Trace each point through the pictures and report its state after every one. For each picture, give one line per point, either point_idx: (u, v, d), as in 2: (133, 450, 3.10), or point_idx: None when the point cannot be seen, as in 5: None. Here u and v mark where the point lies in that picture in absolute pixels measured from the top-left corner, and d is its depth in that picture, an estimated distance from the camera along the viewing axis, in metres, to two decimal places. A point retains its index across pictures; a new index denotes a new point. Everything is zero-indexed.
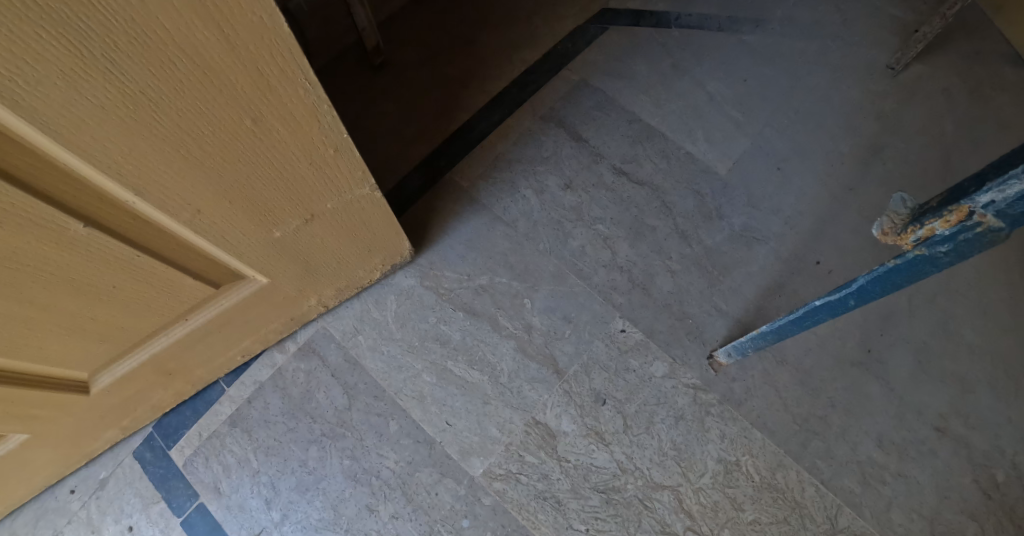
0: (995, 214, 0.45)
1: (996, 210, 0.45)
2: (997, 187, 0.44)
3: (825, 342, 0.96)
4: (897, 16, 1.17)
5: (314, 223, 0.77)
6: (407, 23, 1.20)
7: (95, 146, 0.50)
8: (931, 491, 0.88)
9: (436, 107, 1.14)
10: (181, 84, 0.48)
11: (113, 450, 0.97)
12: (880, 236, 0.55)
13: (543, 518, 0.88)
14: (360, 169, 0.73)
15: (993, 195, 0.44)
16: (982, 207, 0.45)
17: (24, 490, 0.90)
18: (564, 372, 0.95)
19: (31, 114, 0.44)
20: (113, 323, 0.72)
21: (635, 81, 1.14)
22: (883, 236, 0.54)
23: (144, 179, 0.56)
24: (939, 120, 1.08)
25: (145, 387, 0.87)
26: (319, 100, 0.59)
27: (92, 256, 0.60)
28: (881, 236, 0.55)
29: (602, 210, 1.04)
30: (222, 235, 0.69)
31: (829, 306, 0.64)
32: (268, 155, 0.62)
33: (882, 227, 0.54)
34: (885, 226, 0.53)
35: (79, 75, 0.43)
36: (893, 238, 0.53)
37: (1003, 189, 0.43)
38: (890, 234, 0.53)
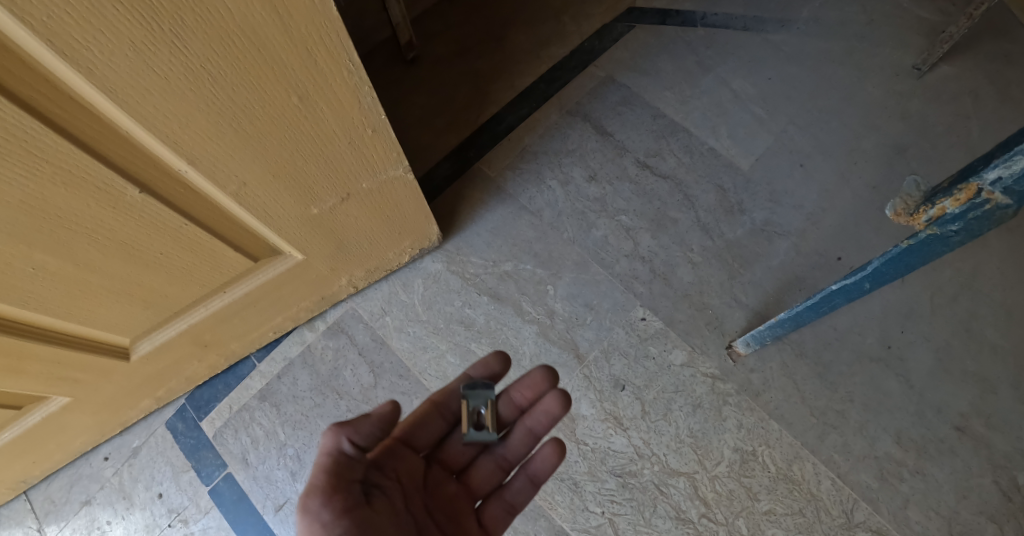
0: (1002, 191, 0.47)
1: (1003, 187, 0.47)
2: (1004, 163, 0.46)
3: (845, 337, 0.97)
4: (924, 17, 1.18)
5: (349, 201, 0.80)
6: (438, 18, 1.24)
7: (155, 116, 0.53)
8: (950, 489, 0.88)
9: (466, 99, 1.17)
10: (238, 60, 0.52)
11: (146, 420, 1.01)
12: (892, 218, 0.57)
13: (560, 500, 0.89)
14: (396, 150, 0.76)
15: (1002, 170, 0.46)
16: (990, 184, 0.47)
17: (61, 454, 0.95)
18: (584, 357, 0.96)
19: (101, 83, 0.48)
20: (157, 291, 0.75)
21: (660, 78, 1.16)
22: (895, 217, 0.56)
23: (198, 150, 0.59)
24: (965, 121, 1.08)
25: (182, 357, 0.91)
26: (361, 82, 0.63)
27: (144, 223, 0.64)
28: (893, 218, 0.57)
29: (626, 202, 1.06)
30: (264, 209, 0.72)
31: (844, 290, 0.66)
32: (312, 133, 0.65)
33: (895, 208, 0.56)
34: (898, 206, 0.56)
35: (148, 48, 0.47)
36: (905, 218, 0.55)
37: (1009, 165, 0.46)
38: (902, 215, 0.56)
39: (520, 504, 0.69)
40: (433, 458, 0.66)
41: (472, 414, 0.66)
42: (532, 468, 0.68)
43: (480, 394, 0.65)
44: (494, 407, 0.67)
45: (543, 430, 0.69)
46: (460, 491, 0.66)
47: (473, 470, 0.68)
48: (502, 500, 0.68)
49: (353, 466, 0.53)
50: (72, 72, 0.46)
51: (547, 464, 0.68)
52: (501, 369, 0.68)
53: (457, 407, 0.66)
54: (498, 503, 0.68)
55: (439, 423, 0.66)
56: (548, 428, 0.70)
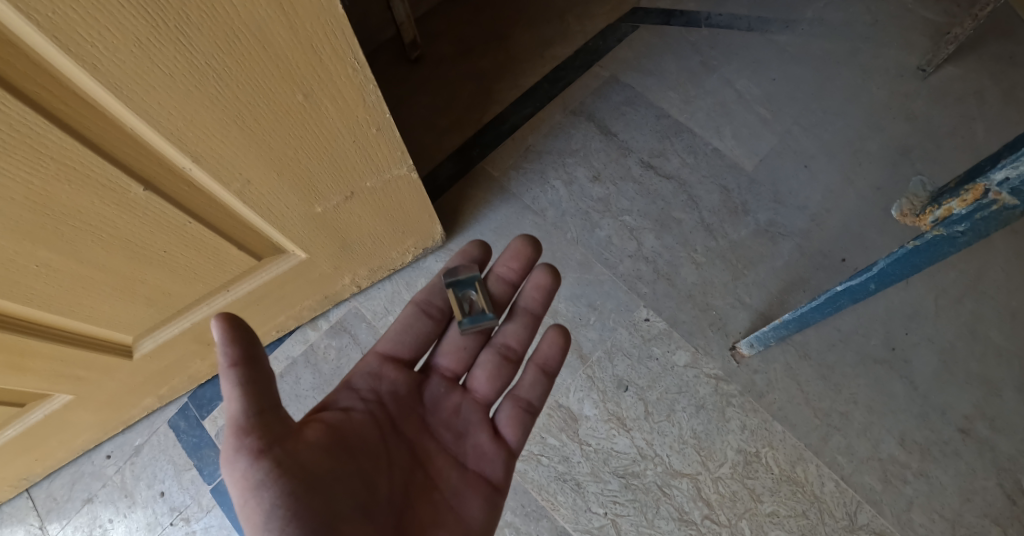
0: (1010, 192, 0.47)
1: (1010, 188, 0.47)
2: (1012, 163, 0.47)
3: (849, 338, 0.96)
4: (929, 18, 1.17)
5: (353, 200, 0.80)
6: (442, 18, 1.24)
7: (160, 112, 0.53)
8: (954, 492, 0.88)
9: (469, 99, 1.17)
10: (243, 57, 0.52)
11: (149, 419, 1.01)
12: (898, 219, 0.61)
13: (563, 500, 0.89)
14: (400, 149, 0.76)
15: (1009, 171, 0.47)
16: (998, 185, 0.47)
17: (63, 452, 0.95)
18: (587, 357, 0.96)
19: (107, 79, 0.48)
20: (160, 289, 0.75)
21: (665, 78, 1.16)
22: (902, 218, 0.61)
23: (202, 147, 0.59)
24: (970, 122, 1.08)
25: (184, 355, 0.91)
26: (366, 80, 0.63)
27: (148, 220, 0.63)
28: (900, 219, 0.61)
29: (629, 202, 1.06)
30: (268, 207, 0.72)
31: (850, 291, 0.66)
32: (316, 131, 0.65)
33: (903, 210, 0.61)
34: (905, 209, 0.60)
35: (153, 45, 0.47)
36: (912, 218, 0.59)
37: (1018, 165, 0.46)
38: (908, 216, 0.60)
39: (538, 400, 0.70)
40: (432, 369, 0.68)
41: (464, 301, 0.70)
42: (541, 352, 0.72)
43: (466, 279, 0.70)
44: (484, 290, 0.71)
45: (541, 309, 0.74)
46: (466, 401, 0.67)
47: (476, 374, 0.70)
48: (517, 397, 0.69)
49: (265, 405, 0.48)
50: (78, 69, 0.46)
51: (553, 347, 0.72)
52: (482, 257, 0.74)
53: (446, 302, 0.70)
54: (512, 402, 0.69)
55: (430, 323, 0.69)
56: (542, 307, 0.74)
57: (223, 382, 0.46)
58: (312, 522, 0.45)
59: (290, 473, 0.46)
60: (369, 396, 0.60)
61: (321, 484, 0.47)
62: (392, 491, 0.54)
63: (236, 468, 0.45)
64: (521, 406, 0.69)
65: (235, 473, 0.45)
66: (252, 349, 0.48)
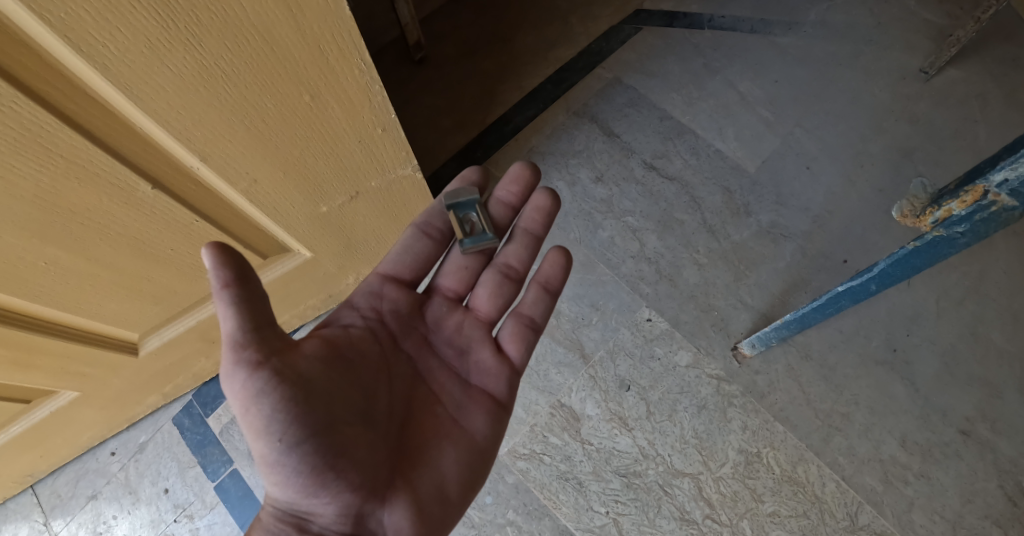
0: (1008, 193, 0.48)
1: (1010, 189, 0.47)
2: (1010, 165, 0.47)
3: (851, 340, 0.97)
4: (932, 21, 1.18)
5: (358, 200, 0.80)
6: (447, 19, 1.25)
7: (169, 113, 0.54)
8: (955, 494, 0.88)
9: (473, 101, 1.18)
10: (252, 58, 0.53)
11: (153, 416, 1.02)
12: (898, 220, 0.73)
13: (564, 499, 0.90)
14: (405, 149, 0.76)
15: (1008, 173, 0.47)
16: (997, 186, 0.48)
17: (68, 449, 0.95)
18: (589, 357, 0.97)
19: (117, 80, 0.48)
20: (166, 286, 0.76)
21: (668, 80, 1.17)
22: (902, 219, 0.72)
23: (210, 147, 0.60)
24: (972, 124, 1.08)
25: (189, 353, 0.92)
26: (372, 81, 0.63)
27: (155, 218, 0.64)
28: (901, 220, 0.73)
29: (632, 203, 1.06)
30: (274, 206, 0.73)
31: (851, 291, 0.67)
32: (322, 131, 0.66)
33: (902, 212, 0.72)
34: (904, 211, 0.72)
35: (163, 46, 0.48)
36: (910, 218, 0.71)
37: (1016, 167, 0.46)
38: None
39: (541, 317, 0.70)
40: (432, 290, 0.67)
41: (465, 222, 0.69)
42: (542, 272, 0.71)
43: (467, 201, 0.69)
44: (484, 213, 0.70)
45: (541, 230, 0.72)
46: (468, 319, 0.66)
47: (477, 295, 0.69)
48: (520, 314, 0.68)
49: (261, 321, 0.46)
50: (89, 70, 0.47)
51: (554, 267, 0.71)
52: (481, 180, 0.71)
53: (446, 223, 0.69)
54: (515, 319, 0.68)
55: (430, 244, 0.67)
56: (542, 228, 0.72)
57: (216, 299, 0.45)
58: (313, 428, 0.45)
59: (288, 383, 0.45)
60: (370, 313, 0.59)
61: (321, 393, 0.47)
62: (393, 404, 0.55)
63: (234, 381, 0.45)
64: (524, 322, 0.68)
65: (235, 385, 0.44)
66: (242, 269, 0.46)
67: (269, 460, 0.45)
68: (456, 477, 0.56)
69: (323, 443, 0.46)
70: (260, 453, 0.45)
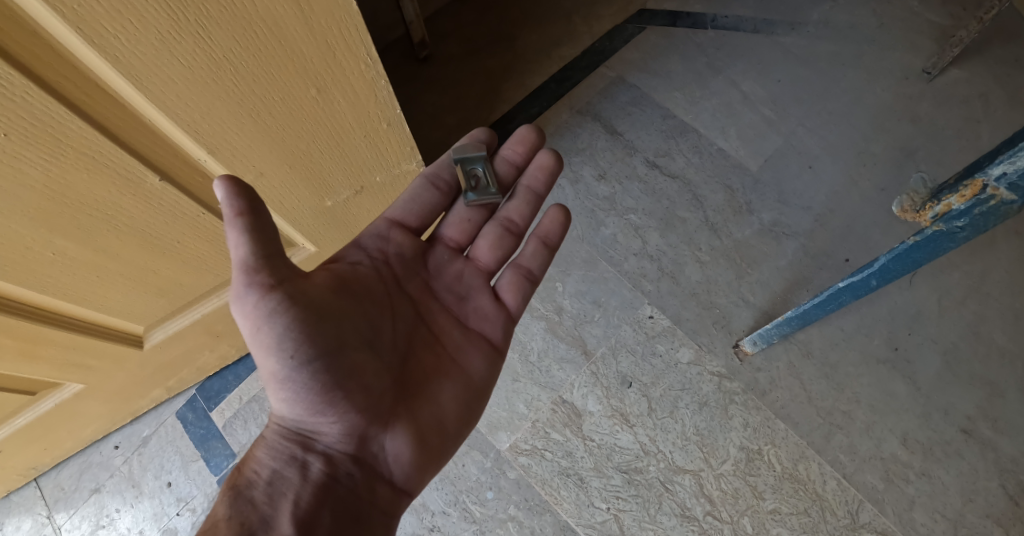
0: (1007, 187, 0.48)
1: (1008, 182, 0.48)
2: (1008, 159, 0.47)
3: (852, 338, 0.97)
4: (935, 22, 1.18)
5: (363, 195, 0.81)
6: (451, 18, 1.26)
7: (178, 105, 0.54)
8: (956, 493, 0.88)
9: (477, 99, 1.19)
10: (260, 51, 0.53)
11: (157, 410, 1.02)
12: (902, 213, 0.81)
13: (566, 495, 0.90)
14: (410, 144, 0.77)
15: (1006, 166, 0.47)
16: (995, 180, 0.48)
17: (72, 442, 0.96)
18: (592, 353, 0.97)
19: (128, 72, 0.49)
20: (172, 279, 0.76)
21: (671, 79, 1.17)
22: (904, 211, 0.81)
23: (217, 140, 0.60)
24: (975, 124, 1.08)
25: (194, 347, 0.92)
26: (378, 75, 0.64)
27: (162, 210, 0.64)
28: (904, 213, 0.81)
29: (634, 201, 1.07)
30: (280, 200, 0.73)
31: (851, 287, 0.67)
32: (329, 125, 0.66)
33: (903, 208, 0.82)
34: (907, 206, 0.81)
35: (173, 38, 0.48)
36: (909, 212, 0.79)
37: (1014, 160, 0.47)
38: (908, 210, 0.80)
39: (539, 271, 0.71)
40: (436, 239, 0.69)
41: (471, 176, 0.70)
42: (542, 227, 0.72)
43: (475, 156, 0.70)
44: (491, 170, 0.71)
45: (544, 190, 0.74)
46: (468, 268, 0.68)
47: (478, 245, 0.70)
48: (518, 266, 0.70)
49: (273, 251, 0.49)
50: (100, 61, 0.48)
51: (553, 223, 0.72)
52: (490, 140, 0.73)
53: (453, 176, 0.69)
54: (513, 270, 0.70)
55: (437, 195, 0.68)
56: (545, 188, 0.74)
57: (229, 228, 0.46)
58: (322, 350, 0.49)
59: (300, 308, 0.48)
60: (377, 254, 0.61)
61: (329, 321, 0.50)
62: (397, 340, 0.58)
63: (246, 302, 0.47)
64: (522, 273, 0.69)
65: (247, 306, 0.47)
66: (255, 202, 0.47)
67: (280, 376, 0.49)
68: (454, 411, 0.60)
69: (332, 365, 0.50)
70: (272, 370, 0.49)
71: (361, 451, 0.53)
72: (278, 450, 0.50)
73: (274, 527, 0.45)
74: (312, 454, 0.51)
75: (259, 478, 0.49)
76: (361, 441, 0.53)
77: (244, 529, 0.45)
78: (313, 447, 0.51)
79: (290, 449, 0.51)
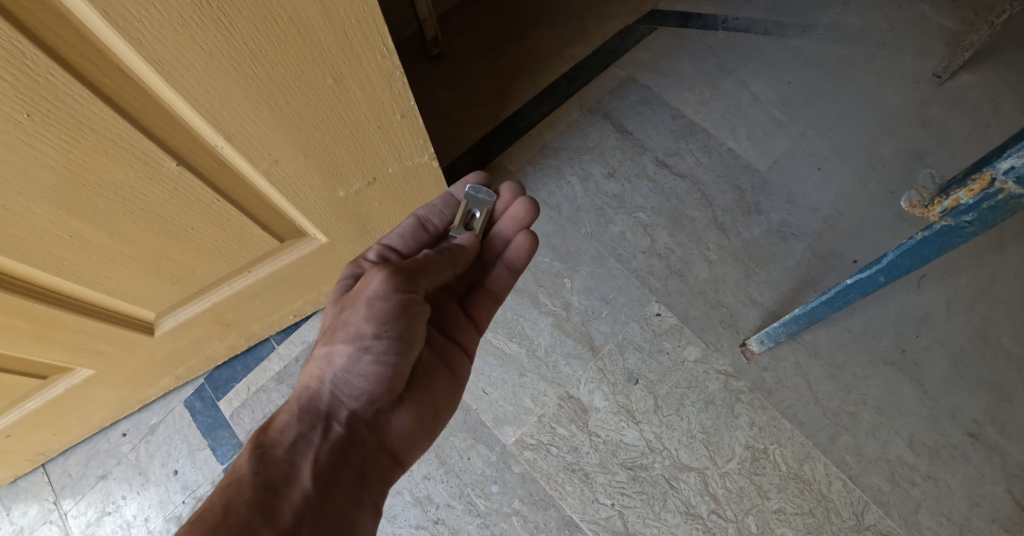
0: (1015, 181, 0.48)
1: (1016, 176, 0.48)
2: (1016, 153, 0.48)
3: (859, 339, 0.97)
4: (946, 26, 1.18)
5: (375, 186, 0.82)
6: (464, 17, 1.27)
7: (198, 90, 0.55)
8: (962, 496, 0.87)
9: (488, 96, 1.20)
10: (279, 39, 0.54)
11: (165, 399, 1.03)
12: (907, 209, 0.64)
13: (570, 490, 0.90)
14: (422, 136, 0.78)
15: (1014, 160, 0.48)
16: (1003, 173, 0.49)
17: (81, 428, 0.97)
18: (598, 349, 0.98)
19: (151, 56, 0.50)
20: (184, 265, 0.77)
21: (681, 79, 1.18)
22: (910, 208, 0.63)
23: (235, 126, 0.61)
24: (985, 128, 1.08)
25: (204, 336, 0.93)
26: (393, 66, 0.65)
27: (178, 196, 0.65)
28: (908, 210, 0.63)
29: (643, 199, 1.07)
30: (294, 189, 0.74)
31: (859, 283, 0.68)
32: (345, 116, 0.67)
33: (910, 201, 0.63)
34: (913, 199, 0.63)
35: (195, 23, 0.49)
36: (919, 208, 0.62)
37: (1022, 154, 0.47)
38: (916, 206, 0.62)
39: (502, 293, 0.78)
40: None
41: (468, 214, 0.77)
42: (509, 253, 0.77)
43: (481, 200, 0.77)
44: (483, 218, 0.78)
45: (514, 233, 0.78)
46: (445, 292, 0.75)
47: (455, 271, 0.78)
48: (485, 288, 0.77)
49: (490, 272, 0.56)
50: (123, 43, 0.48)
51: (521, 250, 0.77)
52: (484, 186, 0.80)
53: (442, 223, 0.79)
54: (481, 292, 0.77)
55: (425, 236, 0.77)
56: (517, 230, 0.78)
57: None
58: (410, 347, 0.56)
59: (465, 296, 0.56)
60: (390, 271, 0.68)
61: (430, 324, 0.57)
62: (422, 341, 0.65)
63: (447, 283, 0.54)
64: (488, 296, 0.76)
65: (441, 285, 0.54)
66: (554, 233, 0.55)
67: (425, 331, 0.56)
68: (447, 406, 0.68)
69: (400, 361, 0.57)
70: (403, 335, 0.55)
71: (374, 429, 0.60)
72: (302, 417, 0.57)
73: (297, 484, 0.51)
74: (334, 424, 0.57)
75: (283, 439, 0.54)
76: (376, 420, 0.60)
77: (267, 484, 0.50)
78: (336, 419, 0.58)
79: (314, 417, 0.57)
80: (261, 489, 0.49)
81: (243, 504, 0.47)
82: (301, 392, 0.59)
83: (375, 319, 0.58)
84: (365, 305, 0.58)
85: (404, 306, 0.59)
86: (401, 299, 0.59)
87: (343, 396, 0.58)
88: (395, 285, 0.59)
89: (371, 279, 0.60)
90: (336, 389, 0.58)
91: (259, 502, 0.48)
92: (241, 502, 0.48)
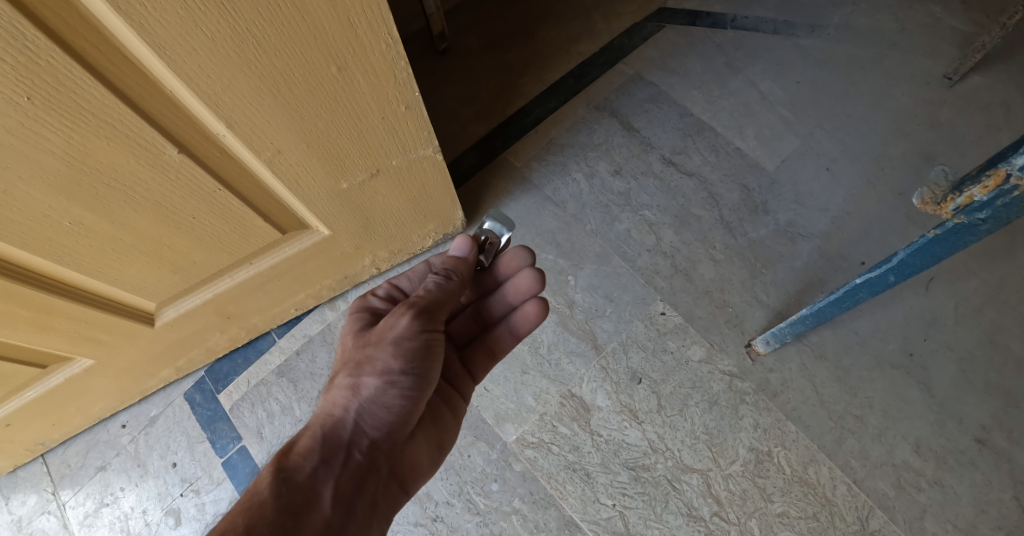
0: None
1: None
2: None
3: (867, 342, 0.96)
4: (958, 28, 1.17)
5: (378, 179, 0.81)
6: (471, 13, 1.27)
7: (200, 77, 0.54)
8: (968, 503, 0.86)
9: (494, 92, 1.19)
10: (283, 27, 0.53)
11: (165, 391, 1.03)
12: (918, 207, 0.58)
13: (571, 489, 0.89)
14: (427, 128, 0.77)
15: None
16: (1019, 169, 0.48)
17: (81, 419, 0.96)
18: (602, 348, 0.97)
19: (152, 39, 0.49)
20: (185, 255, 0.76)
21: (689, 77, 1.17)
22: (922, 206, 0.57)
23: (238, 114, 0.60)
24: (996, 131, 1.07)
25: (205, 328, 0.93)
26: (399, 56, 0.64)
27: (179, 185, 0.64)
28: (920, 207, 0.57)
29: (649, 197, 1.06)
30: (296, 180, 0.73)
31: (868, 283, 0.67)
32: (349, 106, 0.66)
33: (922, 197, 0.57)
34: (925, 195, 0.56)
35: (199, 7, 0.48)
36: (932, 207, 0.56)
37: None
38: (928, 204, 0.56)
39: (500, 354, 0.78)
40: None
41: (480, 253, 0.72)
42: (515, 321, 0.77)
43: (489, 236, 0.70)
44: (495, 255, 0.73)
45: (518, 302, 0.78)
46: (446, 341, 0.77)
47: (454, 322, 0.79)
48: (483, 343, 0.77)
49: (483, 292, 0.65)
50: (124, 26, 0.48)
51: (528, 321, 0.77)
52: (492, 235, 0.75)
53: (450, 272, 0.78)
54: (479, 346, 0.77)
55: None
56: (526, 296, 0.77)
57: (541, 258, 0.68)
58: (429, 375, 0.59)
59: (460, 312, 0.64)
60: None
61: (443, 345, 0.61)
62: None
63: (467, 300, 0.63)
64: (486, 350, 0.77)
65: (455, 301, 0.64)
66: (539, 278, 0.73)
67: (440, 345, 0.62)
68: (449, 441, 0.69)
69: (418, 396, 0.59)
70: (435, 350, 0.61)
71: (391, 460, 0.60)
72: (323, 443, 0.56)
73: (317, 508, 0.50)
74: (356, 453, 0.57)
75: (305, 464, 0.53)
76: (393, 452, 0.60)
77: (290, 509, 0.49)
78: (357, 447, 0.57)
79: (335, 445, 0.56)
80: (284, 513, 0.48)
81: (264, 526, 0.46)
82: (324, 419, 0.58)
83: (403, 355, 0.60)
84: (392, 344, 0.60)
85: (429, 345, 0.61)
86: (427, 338, 0.61)
87: (365, 427, 0.58)
88: (421, 326, 0.61)
89: (398, 319, 0.61)
90: (359, 420, 0.58)
91: (281, 525, 0.47)
92: (262, 523, 0.47)
